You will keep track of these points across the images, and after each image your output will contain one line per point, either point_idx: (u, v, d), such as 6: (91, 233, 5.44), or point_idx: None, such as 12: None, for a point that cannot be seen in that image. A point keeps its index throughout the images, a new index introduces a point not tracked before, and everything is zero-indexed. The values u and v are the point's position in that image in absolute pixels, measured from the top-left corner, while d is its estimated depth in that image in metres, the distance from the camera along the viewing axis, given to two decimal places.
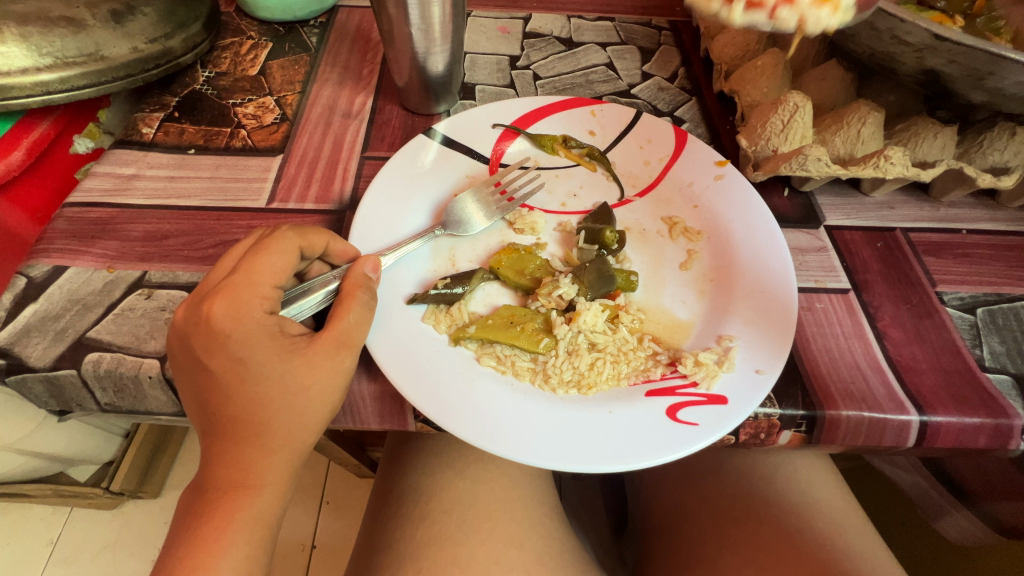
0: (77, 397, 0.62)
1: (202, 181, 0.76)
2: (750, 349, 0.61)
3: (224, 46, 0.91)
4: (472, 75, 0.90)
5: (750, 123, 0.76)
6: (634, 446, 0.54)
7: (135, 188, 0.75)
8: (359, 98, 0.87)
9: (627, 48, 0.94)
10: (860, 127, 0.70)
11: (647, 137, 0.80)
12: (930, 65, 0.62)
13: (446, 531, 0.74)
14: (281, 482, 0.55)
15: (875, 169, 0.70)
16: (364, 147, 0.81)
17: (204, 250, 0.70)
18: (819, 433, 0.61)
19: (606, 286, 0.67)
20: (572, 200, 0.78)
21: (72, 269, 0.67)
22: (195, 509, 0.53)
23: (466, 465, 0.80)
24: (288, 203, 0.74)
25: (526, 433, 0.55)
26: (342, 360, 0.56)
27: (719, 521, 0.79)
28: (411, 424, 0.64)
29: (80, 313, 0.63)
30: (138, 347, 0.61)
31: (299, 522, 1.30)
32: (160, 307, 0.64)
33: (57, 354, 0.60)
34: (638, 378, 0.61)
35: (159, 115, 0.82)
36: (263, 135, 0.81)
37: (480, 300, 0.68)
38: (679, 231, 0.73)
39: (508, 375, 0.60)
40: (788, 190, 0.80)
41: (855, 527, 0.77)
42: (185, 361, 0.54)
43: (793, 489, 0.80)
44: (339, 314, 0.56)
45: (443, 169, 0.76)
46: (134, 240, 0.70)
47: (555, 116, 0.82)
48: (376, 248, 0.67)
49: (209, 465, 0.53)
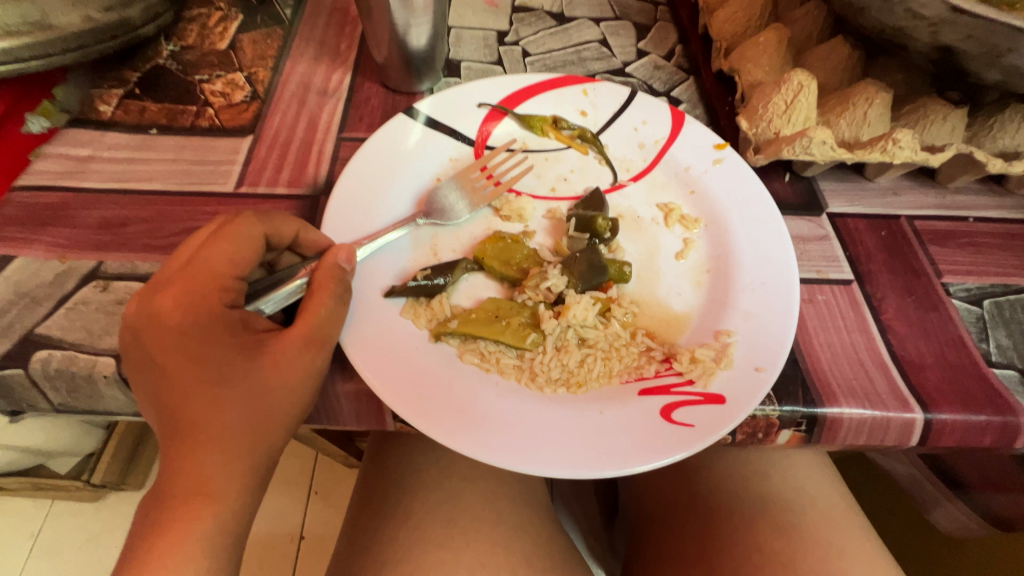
0: (27, 397, 0.57)
1: (164, 163, 0.71)
2: (749, 345, 0.58)
3: (190, 17, 0.84)
4: (456, 51, 0.85)
5: (751, 104, 0.71)
6: (626, 449, 0.51)
7: (91, 171, 0.69)
8: (336, 75, 0.81)
9: (621, 25, 0.89)
10: (867, 108, 0.66)
11: (643, 118, 0.76)
12: (944, 41, 0.58)
13: (429, 532, 0.70)
14: (246, 488, 0.51)
15: (883, 153, 0.66)
16: (341, 127, 0.76)
17: (167, 238, 0.65)
18: (820, 433, 0.58)
19: (598, 277, 0.62)
20: (562, 185, 0.74)
21: (20, 259, 0.62)
22: (151, 518, 0.49)
23: (452, 462, 0.77)
24: (258, 187, 0.69)
25: (509, 435, 0.51)
26: (313, 359, 0.51)
27: (714, 516, 0.76)
28: (391, 423, 0.60)
29: (29, 307, 0.58)
30: (93, 344, 0.56)
31: (284, 514, 1.26)
32: (117, 300, 0.59)
33: (1, 352, 0.56)
34: (631, 376, 0.58)
35: (118, 92, 0.77)
36: (232, 114, 0.76)
37: (463, 292, 0.64)
38: (675, 219, 0.69)
39: (493, 373, 0.57)
40: (789, 174, 0.76)
41: (852, 525, 0.75)
42: (138, 362, 0.50)
43: (790, 484, 0.78)
44: (309, 308, 0.52)
45: (425, 153, 0.71)
46: (90, 226, 0.65)
47: (545, 94, 0.77)
48: (354, 238, 0.63)
49: (165, 473, 0.49)
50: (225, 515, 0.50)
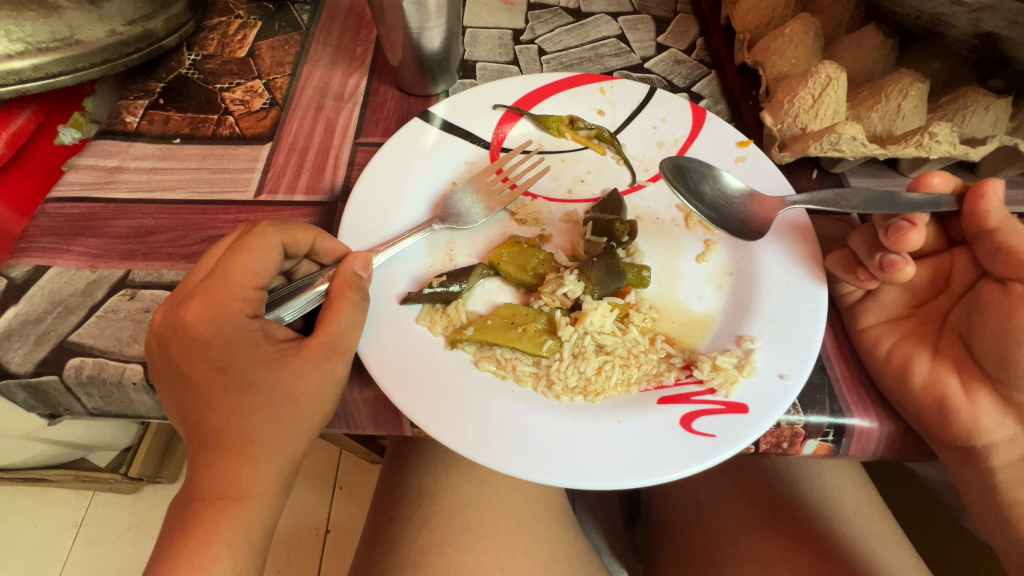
0: (63, 401, 0.59)
1: (187, 172, 0.72)
2: (774, 351, 0.56)
3: (211, 27, 0.85)
4: (471, 51, 0.84)
5: (776, 99, 0.69)
6: (645, 463, 0.50)
7: (118, 181, 0.71)
8: (352, 79, 0.81)
9: (640, 19, 0.87)
10: (901, 100, 0.63)
11: (662, 116, 0.74)
12: (987, 27, 0.55)
13: (449, 535, 0.70)
14: (271, 490, 0.52)
15: (918, 148, 0.62)
16: (357, 132, 0.76)
17: (190, 246, 0.66)
18: (848, 444, 0.56)
19: (616, 282, 0.62)
20: (579, 186, 0.72)
21: (53, 268, 0.64)
22: (181, 519, 0.50)
23: (471, 466, 0.76)
24: (277, 194, 0.70)
25: (525, 446, 0.51)
26: (333, 368, 0.52)
27: (738, 522, 0.74)
28: (408, 429, 0.60)
29: (62, 315, 0.60)
30: (122, 351, 0.58)
31: (310, 507, 1.27)
32: (144, 308, 0.61)
33: (39, 358, 0.58)
34: (650, 383, 0.57)
35: (144, 102, 0.78)
36: (251, 122, 0.77)
37: (479, 298, 0.64)
38: (696, 221, 0.68)
39: (509, 380, 0.56)
40: (817, 171, 0.72)
41: (884, 535, 0.72)
42: (165, 370, 0.51)
43: (819, 493, 0.75)
44: (328, 317, 0.52)
45: (441, 155, 0.71)
46: (118, 236, 0.67)
47: (561, 94, 0.75)
48: (369, 243, 0.63)
49: (193, 477, 0.50)
50: (251, 517, 0.51)
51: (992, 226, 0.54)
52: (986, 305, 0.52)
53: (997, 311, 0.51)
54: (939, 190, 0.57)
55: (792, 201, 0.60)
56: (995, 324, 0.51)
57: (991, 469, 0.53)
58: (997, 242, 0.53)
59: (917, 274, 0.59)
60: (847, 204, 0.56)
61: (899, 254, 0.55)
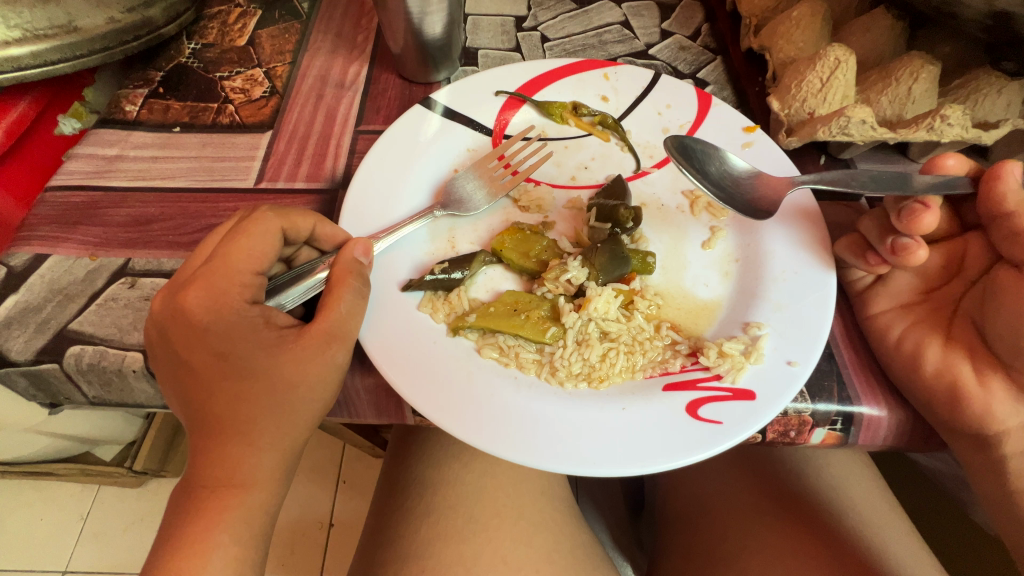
0: (64, 390, 0.58)
1: (187, 160, 0.72)
2: (781, 338, 0.55)
3: (211, 15, 0.85)
4: (473, 39, 0.83)
5: (783, 83, 0.68)
6: (651, 449, 0.49)
7: (118, 170, 0.71)
8: (353, 67, 0.80)
9: (644, 5, 0.86)
10: (911, 84, 0.62)
11: (667, 102, 0.73)
12: (1001, 6, 0.54)
13: (452, 527, 0.70)
14: (273, 478, 0.51)
15: (929, 132, 0.61)
16: (358, 120, 0.75)
17: (190, 234, 0.66)
18: (857, 433, 0.55)
19: (620, 268, 0.61)
20: (583, 173, 0.71)
21: (53, 257, 0.64)
22: (181, 507, 0.50)
23: (474, 457, 0.75)
24: (278, 181, 0.70)
25: (528, 433, 0.50)
26: (334, 355, 0.52)
27: (746, 514, 0.73)
28: (410, 417, 0.59)
29: (62, 304, 0.60)
30: (121, 339, 0.58)
31: (314, 501, 1.27)
32: (144, 296, 0.61)
33: (38, 347, 0.57)
34: (656, 370, 0.56)
35: (144, 91, 0.78)
36: (251, 110, 0.76)
37: (481, 286, 0.63)
38: (702, 207, 0.67)
39: (512, 367, 0.56)
40: (825, 158, 0.71)
41: (894, 528, 0.70)
42: (164, 356, 0.50)
43: (827, 485, 0.74)
44: (329, 303, 0.52)
45: (444, 143, 0.70)
46: (118, 225, 0.66)
47: (565, 80, 0.75)
48: (369, 231, 0.62)
49: (194, 464, 0.49)
50: (252, 505, 0.50)
51: (1009, 210, 0.52)
52: (999, 290, 0.51)
53: (1012, 297, 0.50)
54: (952, 172, 0.56)
55: (800, 181, 0.59)
56: (1009, 310, 0.50)
57: (1004, 457, 0.51)
58: (1011, 226, 0.52)
59: (929, 259, 0.58)
60: (857, 185, 0.55)
61: (911, 239, 0.54)
